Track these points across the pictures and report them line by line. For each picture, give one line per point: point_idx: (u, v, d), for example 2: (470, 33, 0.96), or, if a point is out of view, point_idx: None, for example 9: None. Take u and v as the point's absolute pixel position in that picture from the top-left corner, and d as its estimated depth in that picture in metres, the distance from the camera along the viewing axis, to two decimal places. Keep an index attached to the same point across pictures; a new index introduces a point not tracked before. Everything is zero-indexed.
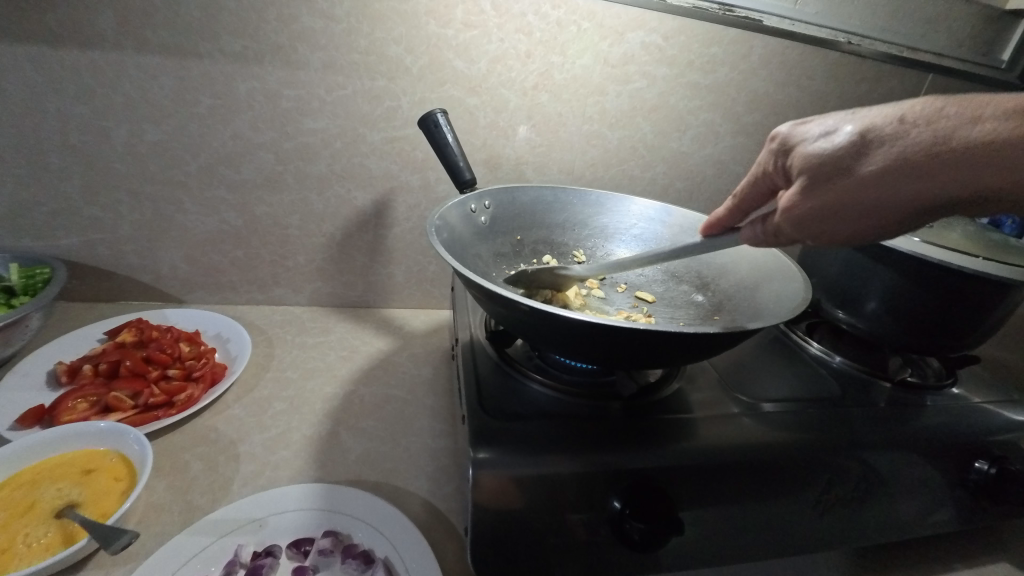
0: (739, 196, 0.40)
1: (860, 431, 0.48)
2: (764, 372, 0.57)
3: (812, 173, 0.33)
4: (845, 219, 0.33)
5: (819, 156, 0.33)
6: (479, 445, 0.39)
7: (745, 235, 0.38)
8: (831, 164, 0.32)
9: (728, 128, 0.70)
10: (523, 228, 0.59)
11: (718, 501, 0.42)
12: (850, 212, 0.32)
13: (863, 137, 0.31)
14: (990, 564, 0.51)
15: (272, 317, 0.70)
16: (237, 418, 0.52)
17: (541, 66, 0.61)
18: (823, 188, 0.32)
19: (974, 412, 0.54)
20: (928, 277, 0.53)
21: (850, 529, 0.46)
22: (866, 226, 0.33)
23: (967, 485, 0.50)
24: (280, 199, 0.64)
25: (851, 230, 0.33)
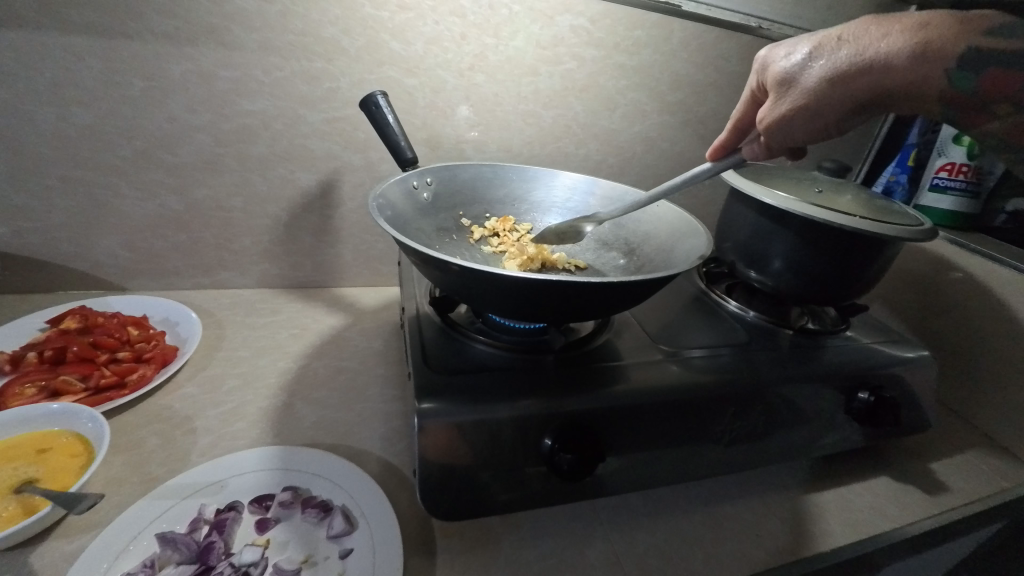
0: (735, 119, 0.53)
1: (761, 370, 0.55)
2: (685, 326, 0.63)
3: (777, 89, 0.45)
4: (794, 122, 0.45)
5: (783, 71, 0.45)
6: (424, 397, 0.42)
7: (746, 152, 0.48)
8: (787, 78, 0.44)
9: (654, 107, 0.76)
10: (464, 204, 0.63)
11: (638, 436, 0.47)
12: (798, 116, 0.44)
13: (810, 53, 0.43)
14: (870, 482, 0.59)
15: (220, 300, 0.70)
16: (190, 396, 0.54)
17: (476, 47, 0.64)
18: (785, 99, 0.45)
19: (859, 350, 0.62)
20: (819, 236, 0.60)
21: (754, 453, 0.53)
22: (812, 127, 0.44)
23: (852, 412, 0.58)
24: (221, 181, 0.65)
25: (801, 130, 0.45)
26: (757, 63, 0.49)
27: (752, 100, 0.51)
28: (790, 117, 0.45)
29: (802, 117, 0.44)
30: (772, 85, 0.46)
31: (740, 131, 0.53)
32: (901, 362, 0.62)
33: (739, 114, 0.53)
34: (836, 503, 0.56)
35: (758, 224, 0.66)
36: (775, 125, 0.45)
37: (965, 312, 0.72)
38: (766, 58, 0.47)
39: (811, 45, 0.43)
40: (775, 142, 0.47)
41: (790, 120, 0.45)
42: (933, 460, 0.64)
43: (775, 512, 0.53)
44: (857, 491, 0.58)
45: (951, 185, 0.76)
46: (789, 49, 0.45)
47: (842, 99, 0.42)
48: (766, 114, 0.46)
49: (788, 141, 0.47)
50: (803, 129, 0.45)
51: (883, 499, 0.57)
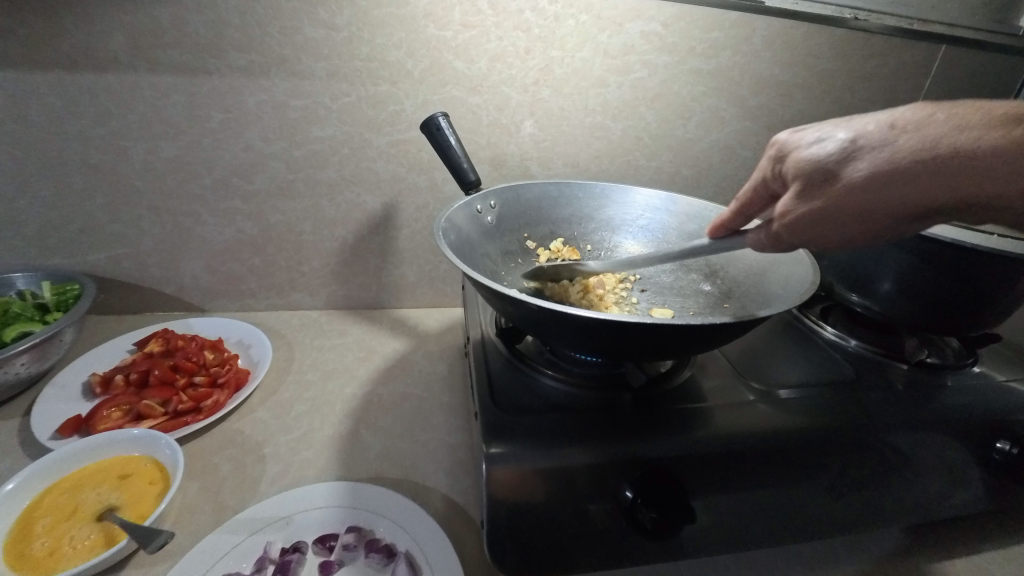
0: (741, 200, 0.41)
1: (874, 414, 0.47)
2: (776, 358, 0.56)
3: (804, 180, 0.34)
4: (836, 224, 0.33)
5: (811, 160, 0.34)
6: (492, 440, 0.40)
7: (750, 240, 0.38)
8: (821, 169, 0.33)
9: (734, 113, 0.69)
10: (529, 225, 0.60)
11: (730, 489, 0.42)
12: (837, 217, 0.33)
13: (849, 145, 0.32)
14: (1010, 548, 0.50)
15: (291, 321, 0.72)
16: (261, 421, 0.54)
17: (541, 61, 0.62)
18: (816, 194, 0.34)
19: (995, 390, 0.53)
20: (944, 258, 0.51)
21: (866, 510, 0.46)
22: (854, 234, 0.33)
23: (989, 465, 0.49)
24: (292, 206, 0.66)
25: (843, 234, 0.33)
26: (773, 147, 0.38)
27: (759, 186, 0.40)
28: (819, 215, 0.33)
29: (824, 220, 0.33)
30: (798, 174, 0.35)
31: (746, 215, 0.41)
32: None
33: (744, 196, 0.41)
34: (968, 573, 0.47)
35: None
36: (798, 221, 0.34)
37: None
38: (783, 143, 0.37)
39: (847, 134, 0.33)
40: (785, 235, 0.36)
41: (816, 222, 0.33)
42: None
43: None
44: (994, 559, 0.49)
45: None
46: (817, 133, 0.35)
47: (898, 203, 0.31)
48: (787, 209, 0.35)
49: (812, 245, 0.35)
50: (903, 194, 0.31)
51: None
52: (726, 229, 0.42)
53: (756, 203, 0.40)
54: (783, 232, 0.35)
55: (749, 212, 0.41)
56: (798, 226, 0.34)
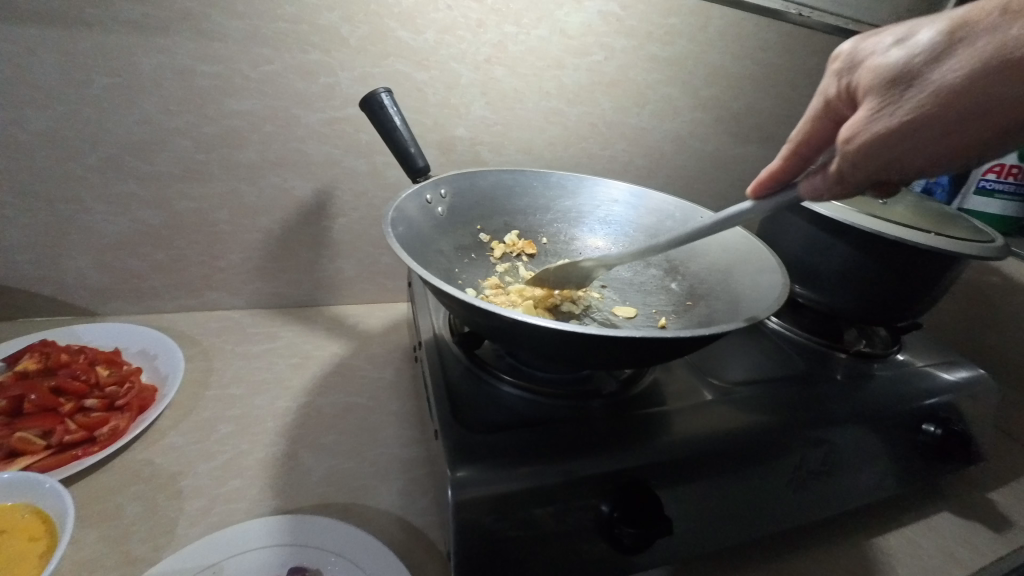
0: (795, 141, 0.37)
1: (826, 407, 0.49)
2: (730, 353, 0.57)
3: (882, 90, 0.30)
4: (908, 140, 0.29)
5: (885, 70, 0.30)
6: (459, 463, 0.36)
7: (804, 187, 0.34)
8: (895, 79, 0.29)
9: (687, 103, 0.68)
10: (482, 216, 0.55)
11: (701, 494, 0.41)
12: (909, 135, 0.29)
13: (927, 53, 0.28)
14: (935, 519, 0.54)
15: (207, 325, 0.62)
16: (176, 448, 0.46)
17: (494, 36, 0.56)
18: (893, 110, 0.29)
19: (922, 376, 0.57)
20: (884, 254, 0.54)
21: (822, 501, 0.47)
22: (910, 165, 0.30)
23: (919, 448, 0.52)
24: (205, 191, 0.56)
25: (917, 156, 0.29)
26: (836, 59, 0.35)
27: (821, 113, 0.36)
28: (890, 139, 0.29)
29: (894, 147, 0.29)
30: (872, 85, 0.30)
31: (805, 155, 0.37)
32: (962, 387, 0.57)
33: (802, 133, 0.37)
34: (904, 548, 0.50)
35: (808, 235, 0.59)
36: (868, 146, 0.30)
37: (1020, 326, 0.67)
38: (852, 53, 0.33)
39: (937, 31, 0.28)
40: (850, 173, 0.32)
41: (885, 147, 0.29)
42: (993, 489, 0.59)
43: (844, 564, 0.47)
44: (924, 531, 0.52)
45: (1001, 187, 0.70)
46: (895, 37, 0.30)
47: (945, 132, 0.28)
48: (853, 133, 0.30)
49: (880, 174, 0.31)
50: (928, 148, 0.29)
51: (953, 540, 0.52)
52: (770, 186, 0.38)
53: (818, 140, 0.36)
54: (846, 162, 0.31)
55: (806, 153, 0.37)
56: (867, 153, 0.30)
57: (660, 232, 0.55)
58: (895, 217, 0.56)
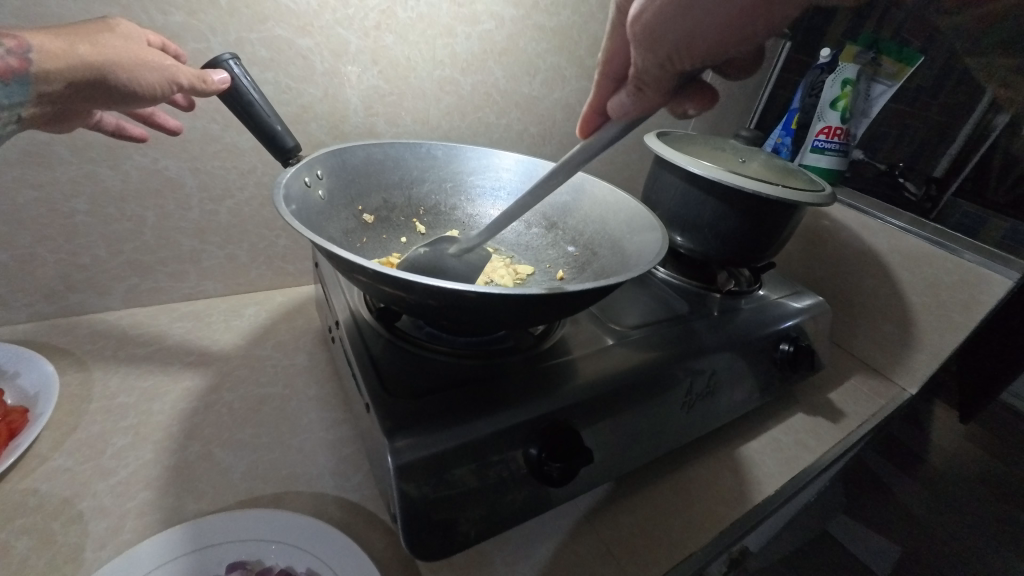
0: (602, 62, 0.37)
1: (702, 339, 0.57)
2: (625, 302, 0.63)
3: None
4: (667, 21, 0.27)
5: None
6: (393, 432, 0.37)
7: (615, 104, 0.36)
8: None
9: (574, 71, 0.72)
10: (361, 195, 0.51)
11: (612, 426, 0.47)
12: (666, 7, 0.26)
13: None
14: (791, 420, 0.66)
15: (74, 332, 0.54)
16: (63, 471, 0.41)
17: (382, 2, 0.54)
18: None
19: (775, 305, 0.68)
20: (744, 205, 0.63)
21: (706, 417, 0.56)
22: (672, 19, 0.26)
23: (777, 363, 0.63)
24: (51, 178, 0.48)
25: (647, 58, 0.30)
26: None
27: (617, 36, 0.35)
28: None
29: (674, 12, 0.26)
30: None
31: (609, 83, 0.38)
32: (805, 311, 0.70)
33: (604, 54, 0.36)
34: (770, 445, 0.61)
35: (687, 192, 0.67)
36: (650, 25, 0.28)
37: (844, 257, 0.83)
38: None
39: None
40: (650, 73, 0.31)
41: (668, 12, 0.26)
42: (830, 390, 0.74)
43: (727, 466, 0.56)
44: (784, 430, 0.64)
45: (828, 146, 0.85)
46: None
47: None
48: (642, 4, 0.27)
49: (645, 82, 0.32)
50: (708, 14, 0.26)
51: (804, 433, 0.64)
52: (594, 122, 0.41)
53: (616, 61, 0.36)
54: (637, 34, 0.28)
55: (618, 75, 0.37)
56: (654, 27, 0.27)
57: (535, 194, 0.58)
58: (749, 173, 0.65)
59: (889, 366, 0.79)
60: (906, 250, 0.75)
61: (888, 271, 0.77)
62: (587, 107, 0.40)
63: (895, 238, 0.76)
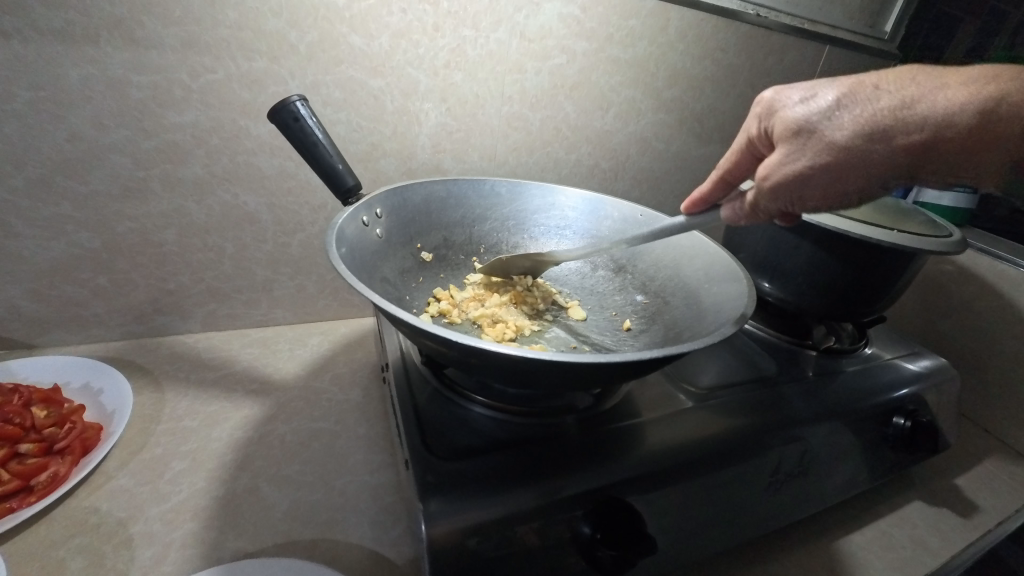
0: (722, 168, 0.42)
1: (794, 408, 0.49)
2: (701, 356, 0.56)
3: (787, 133, 0.35)
4: (810, 184, 0.35)
5: (795, 118, 0.35)
6: (427, 493, 0.34)
7: (727, 213, 0.41)
8: (802, 125, 0.35)
9: (649, 104, 0.68)
10: (421, 233, 0.50)
11: (680, 505, 0.40)
12: (819, 176, 0.34)
13: (835, 102, 0.33)
14: (907, 510, 0.55)
15: (158, 353, 0.58)
16: (124, 491, 0.43)
17: (452, 41, 0.54)
18: (799, 155, 0.35)
19: (888, 368, 0.58)
20: (846, 251, 0.54)
21: (799, 501, 0.47)
22: (830, 189, 0.35)
23: (889, 441, 0.53)
24: (147, 210, 0.52)
25: (816, 194, 0.35)
26: (759, 102, 0.39)
27: (746, 149, 0.41)
28: (801, 176, 0.35)
29: (799, 189, 0.35)
30: (782, 132, 0.36)
31: (726, 182, 0.42)
32: (925, 378, 0.59)
33: (728, 162, 0.41)
34: (878, 541, 0.51)
35: (776, 236, 0.59)
36: (778, 186, 0.36)
37: (976, 314, 0.69)
38: (770, 100, 0.37)
39: (837, 92, 0.34)
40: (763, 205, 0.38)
41: (801, 183, 0.35)
42: (957, 475, 0.61)
43: (822, 563, 0.47)
44: (897, 523, 0.53)
45: (952, 180, 0.74)
46: (803, 93, 0.36)
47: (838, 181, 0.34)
48: (770, 169, 0.36)
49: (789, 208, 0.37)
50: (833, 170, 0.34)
51: (925, 529, 0.53)
52: (701, 206, 0.43)
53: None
54: (764, 196, 0.36)
55: (732, 179, 0.42)
56: (779, 189, 0.36)
57: (601, 234, 0.55)
58: (855, 215, 0.56)
59: None
60: None
61: None
62: (717, 173, 0.42)
63: None
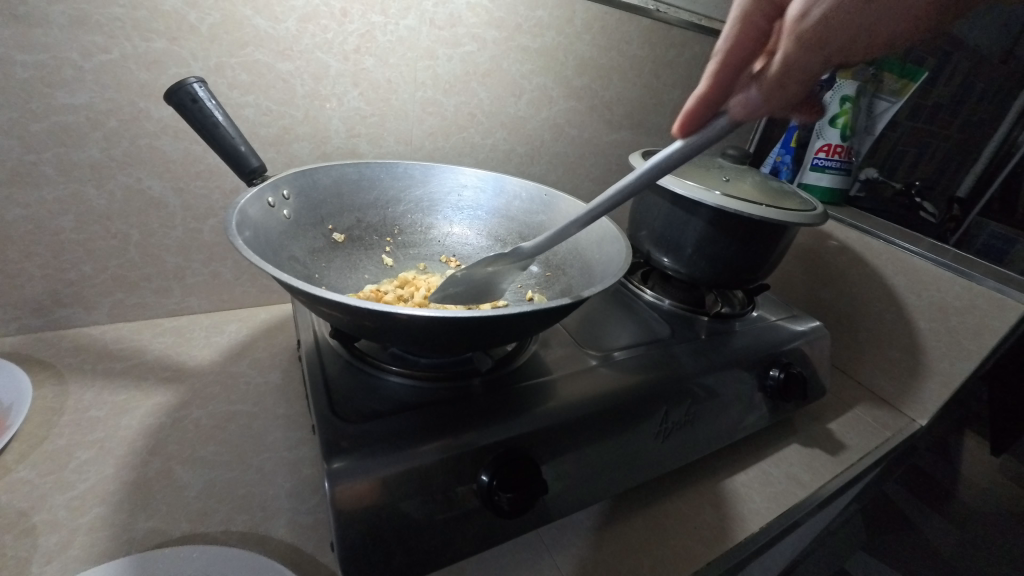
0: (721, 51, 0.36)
1: (682, 364, 0.54)
2: (607, 324, 0.61)
3: None
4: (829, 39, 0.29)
5: None
6: (334, 455, 0.36)
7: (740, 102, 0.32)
8: None
9: (561, 92, 0.72)
10: (332, 214, 0.51)
11: (576, 452, 0.45)
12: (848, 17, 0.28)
13: None
14: (785, 452, 0.62)
15: (60, 346, 0.56)
16: (24, 483, 0.42)
17: (361, 26, 0.55)
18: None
19: (769, 329, 0.66)
20: (729, 225, 0.61)
21: (685, 446, 0.53)
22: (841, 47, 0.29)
23: (767, 391, 0.60)
24: (39, 196, 0.50)
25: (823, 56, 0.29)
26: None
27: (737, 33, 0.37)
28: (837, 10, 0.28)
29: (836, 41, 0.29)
30: None
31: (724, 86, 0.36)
32: (800, 336, 0.66)
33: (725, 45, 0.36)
34: (758, 479, 0.58)
35: (672, 213, 0.65)
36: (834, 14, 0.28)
37: (847, 281, 0.79)
38: None
39: None
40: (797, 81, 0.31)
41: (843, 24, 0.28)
42: (830, 421, 0.70)
43: (708, 501, 0.53)
44: (775, 463, 0.60)
45: (829, 164, 0.84)
46: None
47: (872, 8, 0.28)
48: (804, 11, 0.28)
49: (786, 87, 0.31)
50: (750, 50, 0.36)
51: (799, 466, 0.61)
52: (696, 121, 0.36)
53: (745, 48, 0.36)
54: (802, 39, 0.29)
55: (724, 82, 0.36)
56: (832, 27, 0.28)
57: (510, 213, 0.58)
58: (736, 193, 0.63)
59: (899, 395, 0.75)
60: (913, 273, 0.71)
61: (895, 294, 0.73)
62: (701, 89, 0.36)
63: (900, 260, 0.72)
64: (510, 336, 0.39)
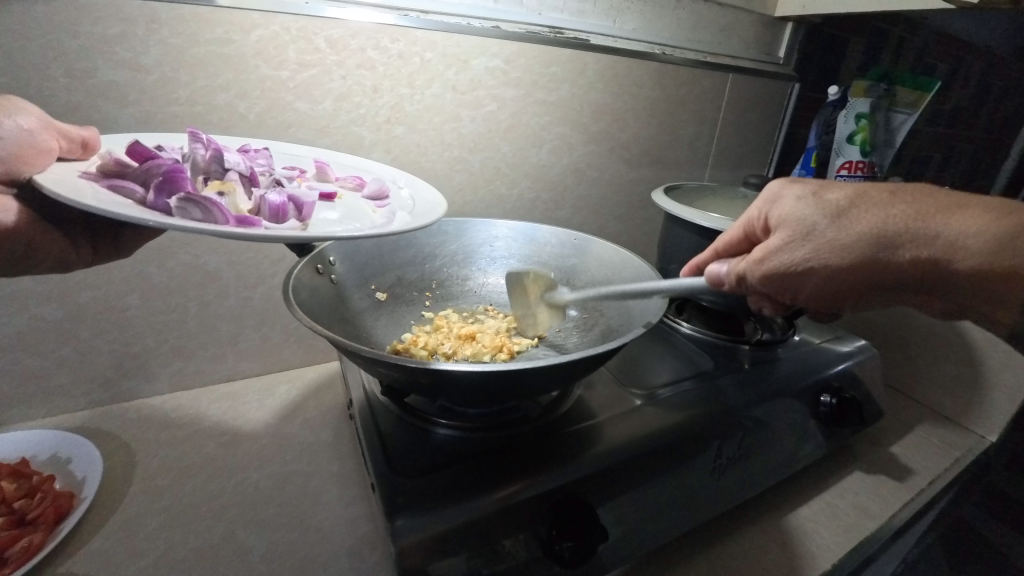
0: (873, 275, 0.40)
1: (729, 396, 0.53)
2: (648, 360, 0.61)
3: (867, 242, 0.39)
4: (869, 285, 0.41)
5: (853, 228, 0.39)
6: (395, 512, 0.36)
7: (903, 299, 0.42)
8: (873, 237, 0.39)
9: (579, 138, 0.75)
10: (375, 275, 0.54)
11: (631, 495, 0.44)
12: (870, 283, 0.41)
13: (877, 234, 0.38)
14: (849, 482, 0.60)
15: (125, 418, 0.59)
16: (99, 553, 0.44)
17: (391, 99, 0.60)
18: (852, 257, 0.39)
19: (815, 353, 0.64)
20: None
21: (742, 481, 0.52)
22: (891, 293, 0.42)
23: (821, 418, 0.58)
24: (109, 278, 0.54)
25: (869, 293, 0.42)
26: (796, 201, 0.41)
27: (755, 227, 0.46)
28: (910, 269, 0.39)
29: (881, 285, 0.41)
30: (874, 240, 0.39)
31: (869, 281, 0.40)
32: (850, 358, 0.64)
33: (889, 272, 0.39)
34: (823, 513, 0.55)
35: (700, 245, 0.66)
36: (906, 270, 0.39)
37: None
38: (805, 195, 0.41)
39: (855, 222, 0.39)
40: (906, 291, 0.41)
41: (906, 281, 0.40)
42: (892, 444, 0.66)
43: (773, 539, 0.51)
44: (840, 494, 0.58)
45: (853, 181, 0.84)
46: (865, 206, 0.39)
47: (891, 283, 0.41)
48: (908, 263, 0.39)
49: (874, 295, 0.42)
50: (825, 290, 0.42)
51: (866, 496, 0.58)
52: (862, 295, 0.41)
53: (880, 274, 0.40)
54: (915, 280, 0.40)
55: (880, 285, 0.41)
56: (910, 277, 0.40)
57: (542, 258, 0.60)
58: None
59: (963, 413, 0.71)
60: None
61: None
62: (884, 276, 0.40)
63: None
64: (554, 384, 0.40)
